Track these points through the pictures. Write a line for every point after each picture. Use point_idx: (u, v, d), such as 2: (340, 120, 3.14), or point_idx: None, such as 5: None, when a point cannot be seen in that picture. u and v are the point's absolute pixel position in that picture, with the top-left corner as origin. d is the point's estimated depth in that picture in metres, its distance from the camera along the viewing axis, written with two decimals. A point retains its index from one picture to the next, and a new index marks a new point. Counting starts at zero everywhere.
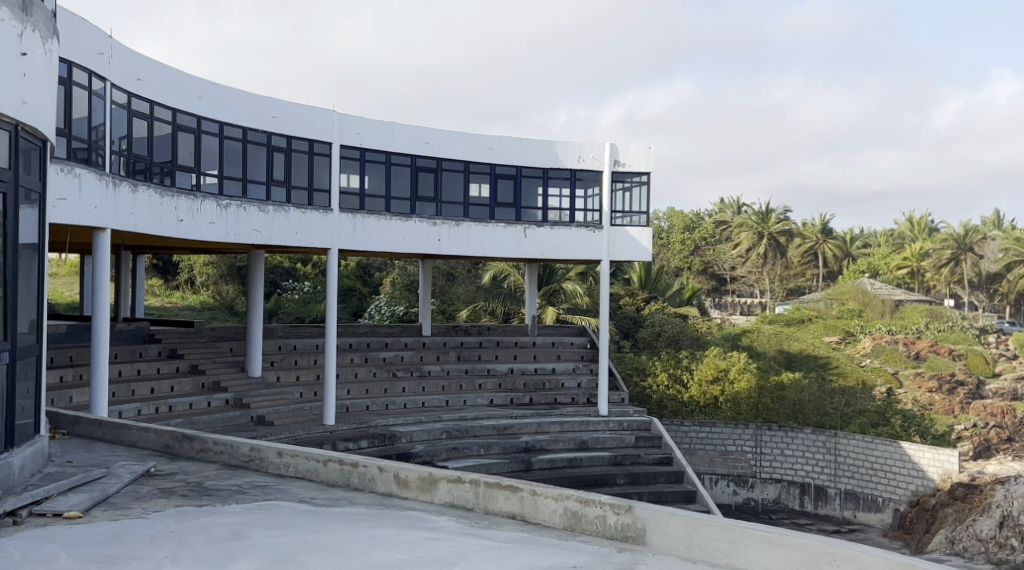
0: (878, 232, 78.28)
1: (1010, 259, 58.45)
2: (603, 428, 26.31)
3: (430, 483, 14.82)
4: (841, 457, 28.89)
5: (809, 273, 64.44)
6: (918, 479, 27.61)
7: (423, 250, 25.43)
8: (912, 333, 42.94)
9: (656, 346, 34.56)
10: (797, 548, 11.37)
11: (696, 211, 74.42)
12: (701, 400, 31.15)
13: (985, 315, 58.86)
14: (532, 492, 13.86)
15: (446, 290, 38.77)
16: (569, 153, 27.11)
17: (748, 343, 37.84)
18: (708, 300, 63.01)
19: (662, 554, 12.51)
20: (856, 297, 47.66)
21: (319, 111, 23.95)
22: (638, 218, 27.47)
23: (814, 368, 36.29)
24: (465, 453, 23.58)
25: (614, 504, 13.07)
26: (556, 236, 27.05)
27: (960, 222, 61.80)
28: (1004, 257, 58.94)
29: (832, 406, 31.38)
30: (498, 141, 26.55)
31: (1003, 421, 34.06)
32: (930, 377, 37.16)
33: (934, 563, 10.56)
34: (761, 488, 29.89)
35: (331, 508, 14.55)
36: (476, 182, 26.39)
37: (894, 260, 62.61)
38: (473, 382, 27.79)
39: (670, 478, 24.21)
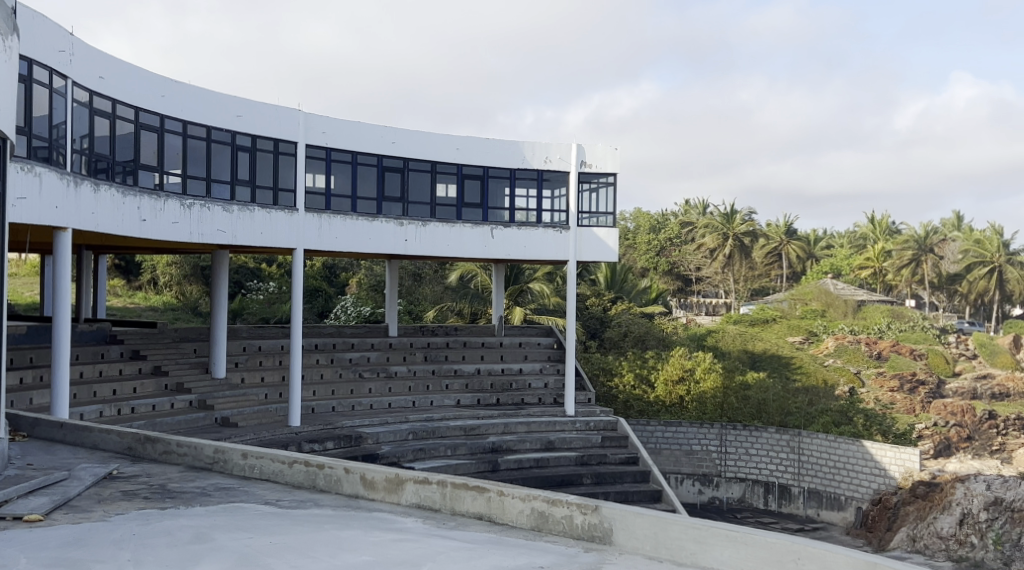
0: (842, 233, 79.20)
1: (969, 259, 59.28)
2: (570, 428, 26.36)
3: (397, 484, 14.79)
4: (805, 456, 29.18)
5: (773, 273, 64.95)
6: (880, 478, 27.94)
7: (390, 250, 25.33)
8: (874, 333, 43.48)
9: (622, 346, 34.70)
10: (762, 546, 11.47)
11: (662, 212, 74.81)
12: (666, 400, 31.34)
13: (945, 315, 59.65)
14: (499, 492, 13.86)
15: (413, 290, 38.67)
16: (536, 153, 27.14)
17: (713, 343, 38.08)
18: (674, 300, 63.45)
19: (628, 553, 12.57)
20: (819, 297, 48.18)
21: (284, 111, 23.76)
22: (604, 218, 27.52)
23: (778, 368, 36.60)
24: (432, 454, 23.54)
25: (581, 504, 13.12)
26: (523, 236, 27.06)
27: (920, 224, 62.64)
28: (963, 257, 59.78)
29: (795, 405, 31.67)
30: (465, 141, 26.52)
31: (963, 420, 34.49)
32: (892, 377, 37.70)
33: (896, 562, 10.69)
34: (726, 487, 30.10)
35: (296, 510, 14.47)
36: (444, 182, 26.32)
37: (857, 261, 63.32)
38: (440, 382, 27.72)
39: (636, 477, 24.34)
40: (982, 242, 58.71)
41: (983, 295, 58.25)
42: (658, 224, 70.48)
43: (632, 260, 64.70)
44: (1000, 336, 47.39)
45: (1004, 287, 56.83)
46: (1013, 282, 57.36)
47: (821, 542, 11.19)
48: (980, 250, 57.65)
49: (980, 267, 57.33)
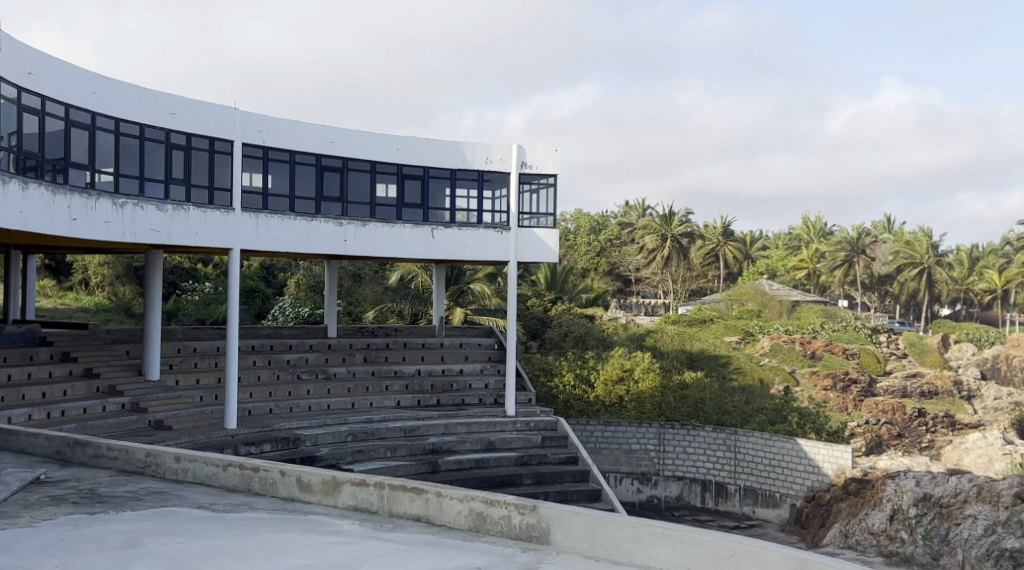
0: (778, 235, 80.58)
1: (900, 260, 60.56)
2: (510, 428, 26.36)
3: (333, 486, 14.75)
4: (741, 454, 29.61)
5: (710, 275, 65.79)
6: (814, 475, 28.48)
7: (329, 250, 25.10)
8: (808, 333, 44.26)
9: (563, 346, 34.83)
10: (696, 544, 11.60)
11: (603, 213, 75.31)
12: (606, 400, 31.45)
13: (877, 315, 60.93)
14: (436, 493, 13.87)
15: (352, 291, 38.41)
16: (477, 154, 27.12)
17: (652, 343, 38.43)
18: (614, 300, 64.07)
19: (566, 552, 12.67)
20: (755, 298, 48.90)
21: (220, 109, 23.45)
22: (545, 219, 27.63)
23: (715, 368, 37.04)
24: (371, 456, 23.37)
25: (519, 504, 13.17)
26: (463, 236, 26.98)
27: (854, 225, 63.88)
28: (894, 258, 61.05)
29: (732, 403, 32.07)
30: (406, 141, 26.38)
31: (894, 418, 35.23)
32: (825, 376, 38.40)
33: (828, 560, 10.79)
34: (664, 486, 30.32)
35: (230, 513, 14.32)
36: (383, 182, 26.15)
37: (792, 262, 64.46)
38: (379, 384, 27.49)
39: (576, 477, 24.44)
40: (913, 243, 60.04)
41: (914, 296, 59.62)
42: (598, 226, 70.99)
43: (572, 260, 65.17)
44: (929, 336, 48.53)
45: (933, 288, 58.17)
46: (943, 283, 58.74)
47: (756, 539, 11.27)
48: (911, 252, 58.72)
49: (911, 269, 58.44)
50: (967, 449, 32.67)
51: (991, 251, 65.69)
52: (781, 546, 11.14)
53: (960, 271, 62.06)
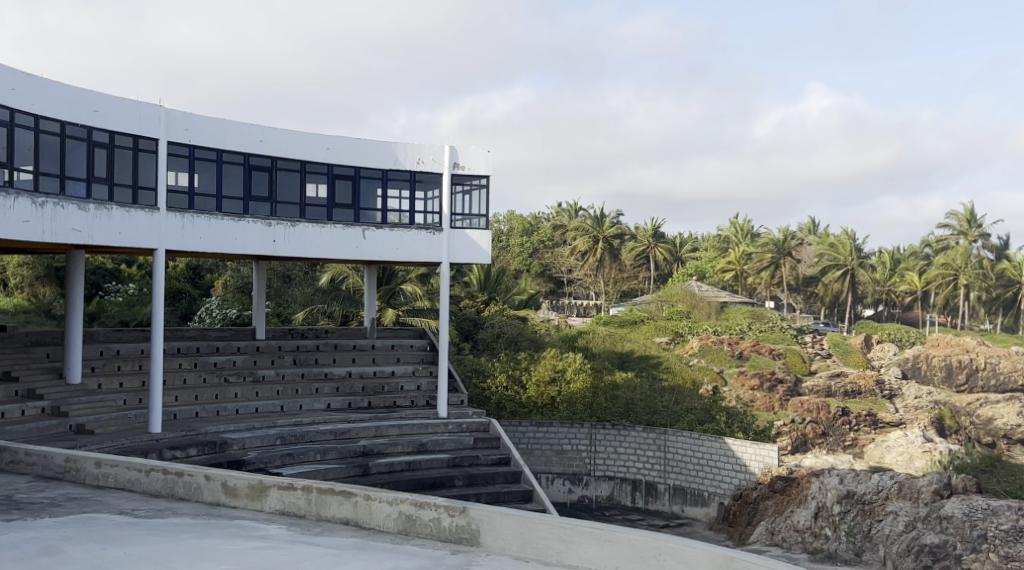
0: (707, 237, 81.71)
1: (824, 263, 61.59)
2: (442, 430, 26.14)
3: (259, 491, 16.04)
4: (671, 454, 29.92)
5: (642, 276, 66.17)
6: (741, 474, 28.92)
7: (257, 251, 24.74)
8: (736, 333, 45.00)
9: (496, 347, 34.81)
10: (623, 543, 13.22)
11: (536, 215, 75.39)
12: (538, 401, 31.39)
13: (804, 315, 62.17)
14: (366, 497, 15.29)
15: (281, 292, 37.86)
16: (409, 154, 26.96)
17: (584, 343, 38.73)
18: (547, 301, 64.25)
19: (495, 553, 14.23)
20: (685, 299, 49.46)
21: (144, 106, 22.97)
22: (478, 220, 27.54)
23: (646, 368, 37.45)
24: (300, 459, 23.15)
25: (449, 506, 14.71)
26: (395, 237, 26.79)
27: (780, 228, 65.02)
28: (818, 261, 62.16)
29: (662, 404, 32.54)
30: (336, 141, 26.13)
31: (818, 416, 35.92)
32: (752, 376, 39.07)
33: (745, 554, 12.49)
34: (595, 486, 30.58)
35: (152, 519, 15.28)
36: (313, 182, 25.86)
37: (720, 264, 65.35)
38: (309, 386, 27.13)
39: (508, 478, 24.48)
40: (837, 245, 60.94)
41: (838, 297, 60.92)
42: (530, 228, 71.16)
43: (505, 261, 65.18)
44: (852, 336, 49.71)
45: (856, 289, 59.00)
46: (866, 284, 59.70)
47: (681, 539, 12.86)
48: (835, 253, 59.28)
49: (835, 270, 59.16)
50: (888, 447, 33.41)
51: (911, 253, 67.43)
52: (700, 543, 12.76)
53: (882, 273, 63.28)
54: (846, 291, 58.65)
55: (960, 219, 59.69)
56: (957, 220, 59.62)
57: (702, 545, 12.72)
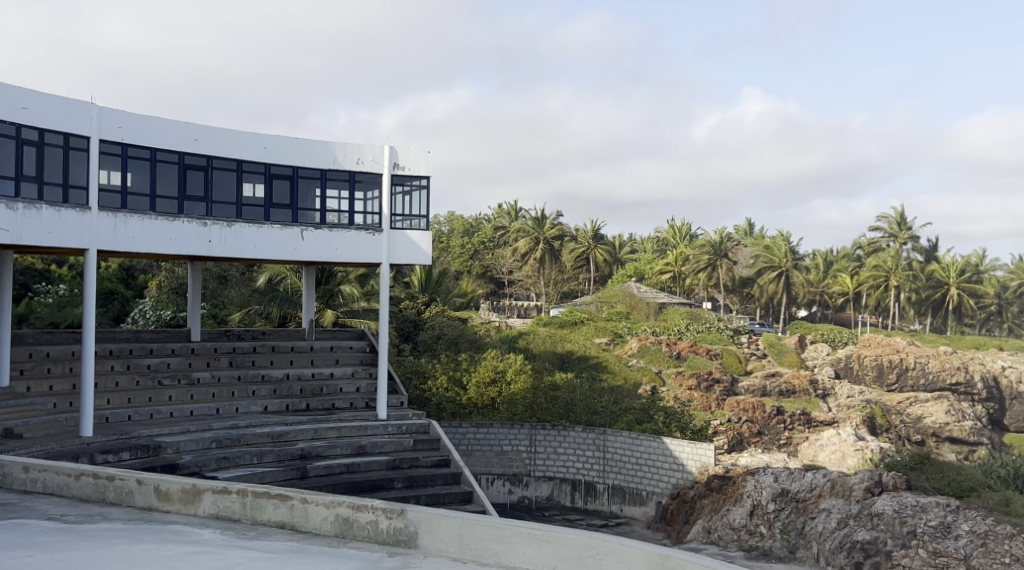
0: (647, 238, 82.42)
1: (759, 264, 62.37)
2: (381, 431, 25.94)
3: (193, 495, 15.89)
4: (610, 454, 30.19)
5: (582, 277, 66.52)
6: (679, 473, 29.25)
7: (192, 251, 24.41)
8: (674, 334, 45.52)
9: (436, 349, 34.68)
10: (562, 543, 13.36)
11: (477, 216, 75.38)
12: (478, 402, 31.36)
13: (740, 316, 63.10)
14: (302, 500, 15.20)
15: (217, 293, 37.34)
16: (348, 154, 26.70)
17: (524, 344, 38.86)
18: (487, 302, 64.27)
19: (433, 555, 14.26)
20: (624, 301, 49.86)
21: (76, 103, 22.43)
22: (417, 221, 27.43)
23: (586, 369, 37.71)
24: (237, 463, 22.87)
25: (386, 509, 14.70)
26: (334, 237, 26.57)
27: (718, 229, 65.79)
28: (754, 262, 63.06)
29: (601, 404, 32.84)
30: (274, 141, 25.81)
31: (754, 416, 36.47)
32: (690, 375, 39.50)
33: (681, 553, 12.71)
34: (534, 487, 30.66)
35: (82, 525, 15.19)
36: (250, 182, 25.54)
37: (658, 265, 65.94)
38: (245, 388, 26.76)
39: (448, 479, 24.47)
40: (772, 247, 61.88)
41: (773, 299, 61.82)
42: (471, 229, 71.08)
43: (445, 263, 65.14)
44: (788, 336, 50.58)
45: (791, 290, 60.00)
46: (800, 285, 60.70)
47: (618, 538, 13.03)
48: (770, 255, 60.11)
49: (770, 272, 60.06)
50: (822, 445, 34.05)
51: (844, 254, 68.82)
52: (638, 542, 12.95)
53: (815, 275, 65.17)
54: (781, 292, 59.48)
55: (890, 222, 60.69)
56: (887, 223, 60.58)
57: (639, 544, 12.91)
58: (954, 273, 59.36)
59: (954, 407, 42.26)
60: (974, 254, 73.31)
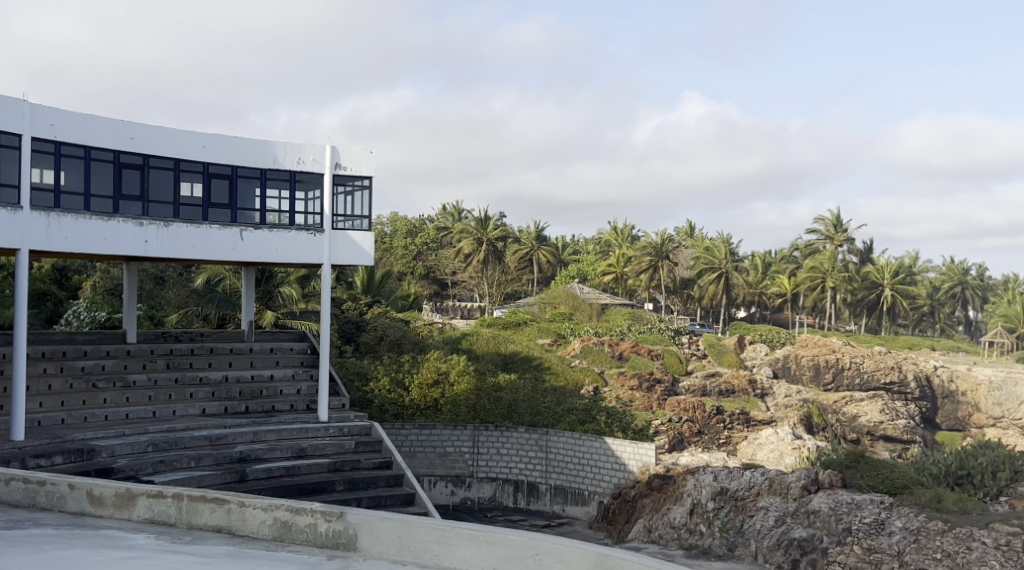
0: (591, 239, 82.90)
1: (699, 265, 63.02)
2: (322, 434, 25.69)
3: (127, 499, 15.68)
4: (552, 454, 30.32)
5: (525, 278, 66.60)
6: (620, 472, 29.48)
7: (128, 252, 24.03)
8: (616, 335, 45.83)
9: (378, 350, 34.48)
10: (502, 544, 13.37)
11: (420, 217, 75.13)
12: (421, 403, 31.28)
13: (681, 317, 63.78)
14: (239, 504, 15.02)
15: (154, 294, 36.72)
16: (289, 154, 26.43)
17: (467, 345, 38.84)
18: (430, 304, 64.07)
19: (373, 558, 14.18)
20: (567, 301, 50.13)
21: (7, 100, 21.89)
22: (360, 222, 27.28)
23: (528, 369, 37.82)
24: (174, 466, 22.52)
25: (326, 512, 14.57)
26: (274, 238, 26.27)
27: (660, 230, 66.27)
28: (695, 264, 63.69)
29: (544, 404, 32.95)
30: (212, 140, 25.44)
31: (694, 415, 36.85)
32: (632, 376, 39.81)
33: (620, 552, 12.80)
34: (477, 488, 30.66)
35: (13, 531, 14.99)
36: (188, 181, 25.15)
37: (601, 267, 66.35)
38: (183, 391, 26.38)
39: (390, 481, 24.33)
40: (713, 249, 62.56)
41: (713, 300, 62.48)
42: (415, 230, 70.78)
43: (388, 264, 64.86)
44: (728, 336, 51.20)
45: (731, 292, 60.72)
46: (739, 286, 61.46)
47: (558, 538, 13.08)
48: (710, 256, 60.75)
49: (710, 273, 60.75)
50: (760, 444, 34.57)
51: (783, 256, 69.87)
52: (577, 542, 13.01)
53: (754, 275, 65.43)
54: (721, 294, 60.14)
55: (827, 224, 61.66)
56: (823, 225, 61.49)
57: (579, 544, 12.98)
58: (889, 274, 60.54)
59: (889, 406, 43.18)
60: (907, 256, 75.07)
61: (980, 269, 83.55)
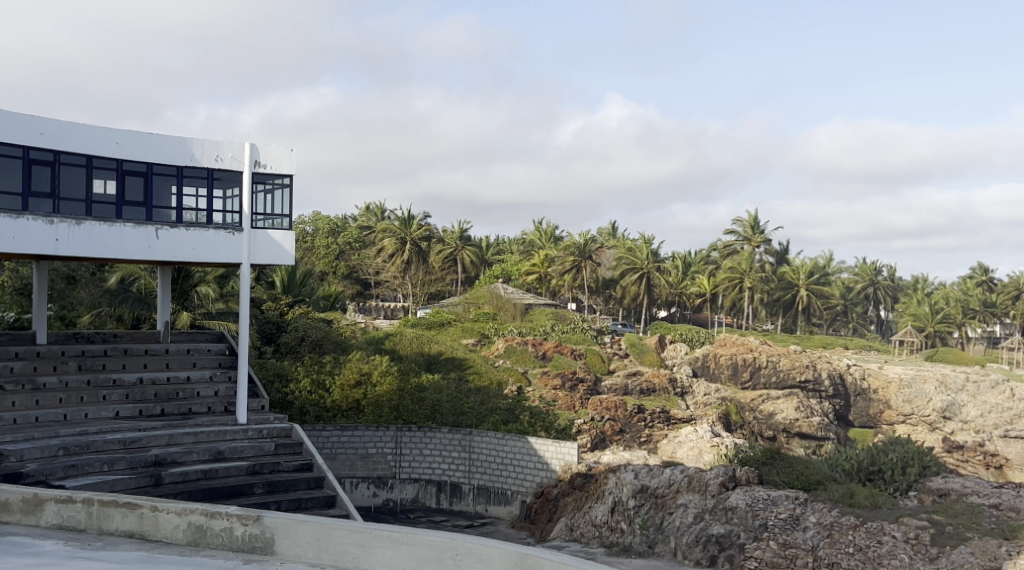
0: (516, 239, 83.23)
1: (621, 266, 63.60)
2: (241, 436, 25.23)
3: (35, 504, 15.31)
4: (476, 454, 30.32)
5: (449, 278, 66.49)
6: (543, 471, 29.66)
7: (38, 251, 23.38)
8: (539, 334, 46.07)
9: (299, 351, 34.14)
10: (422, 545, 13.30)
11: (343, 216, 74.50)
12: (343, 404, 30.97)
13: (603, 317, 64.46)
14: (152, 508, 14.71)
15: (65, 294, 35.81)
16: (206, 151, 25.95)
17: (390, 345, 38.64)
18: (352, 304, 63.47)
19: (290, 561, 13.98)
20: (490, 301, 50.21)
21: None
22: (280, 221, 26.84)
23: (452, 369, 37.82)
24: (86, 470, 21.96)
25: (242, 516, 14.33)
26: (191, 237, 25.72)
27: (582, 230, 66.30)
28: (617, 264, 64.20)
29: (467, 405, 33.02)
30: (126, 135, 24.86)
31: (616, 414, 37.21)
32: (555, 375, 40.03)
33: (540, 551, 12.85)
34: (400, 489, 30.56)
35: None
36: (102, 178, 24.54)
37: (524, 267, 66.54)
38: (95, 394, 25.71)
39: (310, 484, 23.96)
40: (635, 249, 63.18)
41: (634, 300, 63.25)
42: (337, 229, 70.20)
43: (309, 263, 64.24)
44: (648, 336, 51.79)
45: (652, 292, 61.50)
46: (661, 286, 62.18)
47: (477, 538, 13.09)
48: (632, 256, 61.31)
49: (632, 274, 61.40)
50: (680, 442, 35.07)
51: (702, 256, 70.95)
52: (497, 541, 13.02)
53: (674, 275, 66.01)
54: (643, 294, 60.89)
55: (745, 225, 62.59)
56: (741, 225, 62.48)
57: (499, 543, 12.99)
58: (804, 274, 61.94)
59: (804, 404, 44.40)
60: (821, 257, 76.89)
61: (891, 271, 86.10)
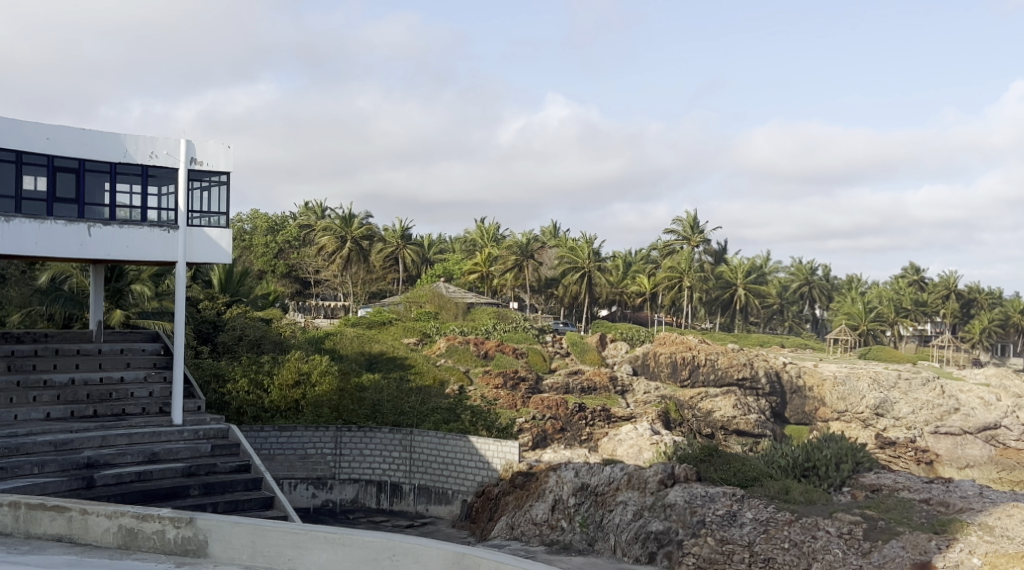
0: (458, 238, 83.15)
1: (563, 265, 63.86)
2: (177, 437, 24.81)
3: None
4: (416, 454, 30.25)
5: (391, 277, 66.26)
6: (484, 470, 29.64)
7: None
8: (481, 333, 46.08)
9: (237, 350, 33.66)
10: (358, 546, 13.20)
11: (282, 215, 73.77)
12: (281, 404, 30.72)
13: (545, 316, 64.70)
14: (81, 511, 14.42)
15: None
16: (141, 147, 25.47)
17: (330, 345, 38.39)
18: (292, 304, 62.84)
19: (224, 563, 13.80)
20: (432, 300, 50.08)
21: None
22: (217, 218, 26.43)
23: (393, 369, 37.54)
24: (14, 473, 21.49)
25: (174, 518, 14.10)
26: (125, 235, 25.27)
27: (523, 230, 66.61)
28: (559, 264, 64.45)
29: (408, 405, 32.93)
30: (57, 131, 24.33)
31: (557, 413, 37.39)
32: (496, 374, 40.03)
33: (478, 550, 12.82)
34: (339, 489, 30.27)
35: None
36: (32, 175, 24.02)
37: (466, 266, 66.49)
38: (25, 394, 25.18)
39: (248, 485, 23.62)
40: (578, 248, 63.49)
41: (575, 299, 63.58)
42: (276, 226, 69.49)
43: (247, 261, 63.56)
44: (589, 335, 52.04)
45: (593, 290, 61.89)
46: (601, 285, 62.56)
47: (415, 538, 13.03)
48: (573, 256, 61.59)
49: (573, 273, 61.69)
50: (620, 439, 35.36)
51: (643, 255, 71.46)
52: (435, 541, 12.97)
53: (615, 275, 66.40)
54: (583, 293, 61.27)
55: (684, 224, 63.14)
56: (682, 225, 62.99)
57: (436, 543, 12.93)
58: (742, 274, 62.98)
59: (741, 401, 45.25)
60: (760, 257, 78.04)
61: (827, 270, 87.69)
